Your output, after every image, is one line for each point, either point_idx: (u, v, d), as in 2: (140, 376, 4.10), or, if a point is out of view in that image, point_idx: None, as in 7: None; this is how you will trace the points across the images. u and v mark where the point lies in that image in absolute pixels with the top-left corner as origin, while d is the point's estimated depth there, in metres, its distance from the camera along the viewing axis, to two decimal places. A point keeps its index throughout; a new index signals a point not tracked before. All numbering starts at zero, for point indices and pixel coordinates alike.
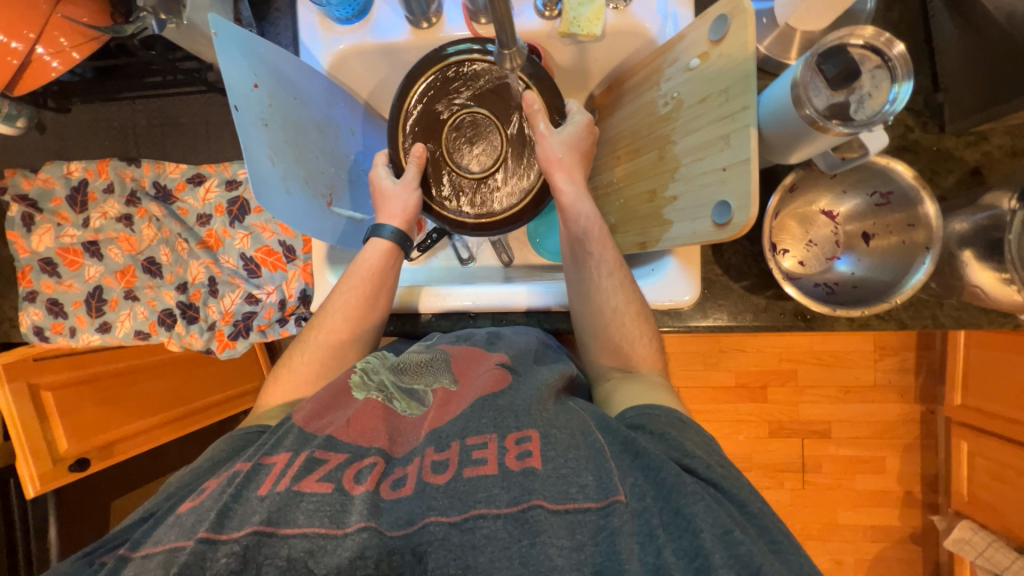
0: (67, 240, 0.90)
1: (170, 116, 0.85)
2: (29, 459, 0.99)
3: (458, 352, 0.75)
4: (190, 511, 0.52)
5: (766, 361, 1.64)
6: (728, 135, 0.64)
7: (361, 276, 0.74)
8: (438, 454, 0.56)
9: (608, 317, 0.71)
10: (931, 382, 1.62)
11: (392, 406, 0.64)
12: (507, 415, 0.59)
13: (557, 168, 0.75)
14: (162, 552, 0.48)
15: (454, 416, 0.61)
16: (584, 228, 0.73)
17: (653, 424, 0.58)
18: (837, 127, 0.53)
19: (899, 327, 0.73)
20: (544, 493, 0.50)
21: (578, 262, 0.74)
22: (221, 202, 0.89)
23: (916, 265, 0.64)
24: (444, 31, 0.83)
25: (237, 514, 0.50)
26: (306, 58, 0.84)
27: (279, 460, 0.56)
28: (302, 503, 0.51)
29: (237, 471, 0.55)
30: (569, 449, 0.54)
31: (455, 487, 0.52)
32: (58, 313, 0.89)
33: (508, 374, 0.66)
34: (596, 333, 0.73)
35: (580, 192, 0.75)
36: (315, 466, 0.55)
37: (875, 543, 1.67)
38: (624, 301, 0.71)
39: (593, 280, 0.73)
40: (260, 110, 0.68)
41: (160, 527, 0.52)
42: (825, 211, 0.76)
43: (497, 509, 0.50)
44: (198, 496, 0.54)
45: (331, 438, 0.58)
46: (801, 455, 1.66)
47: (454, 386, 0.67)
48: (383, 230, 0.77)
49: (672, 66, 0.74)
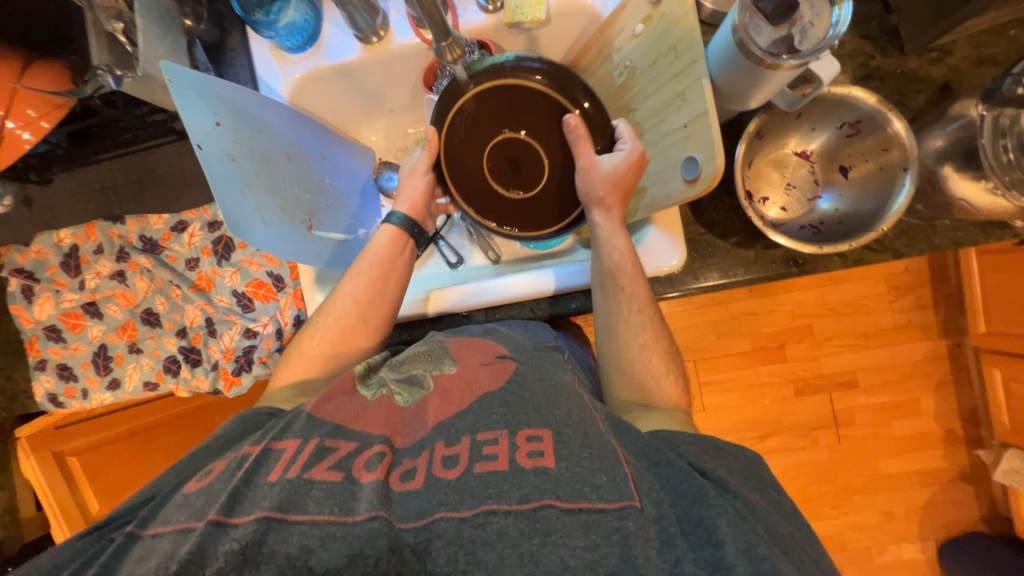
0: (67, 304, 0.93)
1: (147, 169, 0.87)
2: (64, 524, 1.05)
3: (457, 340, 0.70)
4: (201, 492, 0.51)
5: (779, 321, 1.61)
6: (684, 92, 0.64)
7: (370, 262, 0.75)
8: (449, 448, 0.51)
9: (635, 352, 0.70)
10: (953, 314, 1.58)
11: (394, 400, 0.61)
12: (517, 411, 0.54)
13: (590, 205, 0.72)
14: (173, 533, 0.47)
15: (464, 408, 0.56)
16: (618, 263, 0.71)
17: (686, 449, 0.54)
18: (788, 61, 0.52)
19: (895, 257, 0.72)
20: (558, 492, 0.46)
21: (608, 294, 0.72)
22: (206, 244, 0.90)
23: (897, 189, 0.63)
24: (394, 43, 0.85)
25: (247, 499, 0.48)
26: (267, 92, 0.86)
27: (289, 446, 0.53)
28: (313, 490, 0.48)
29: (247, 454, 0.53)
30: (583, 448, 0.50)
31: (466, 482, 0.47)
32: (68, 377, 0.92)
33: (511, 365, 0.62)
34: (621, 367, 0.70)
35: (619, 230, 0.72)
36: (325, 454, 0.52)
37: (923, 488, 1.62)
38: (652, 338, 0.70)
39: (622, 315, 0.71)
40: (225, 147, 0.70)
41: (167, 505, 0.52)
42: (797, 151, 0.75)
43: (508, 505, 0.45)
44: (205, 478, 0.53)
45: (340, 425, 0.56)
46: (831, 409, 1.62)
47: (452, 369, 0.63)
48: (390, 216, 0.78)
49: (620, 35, 0.74)
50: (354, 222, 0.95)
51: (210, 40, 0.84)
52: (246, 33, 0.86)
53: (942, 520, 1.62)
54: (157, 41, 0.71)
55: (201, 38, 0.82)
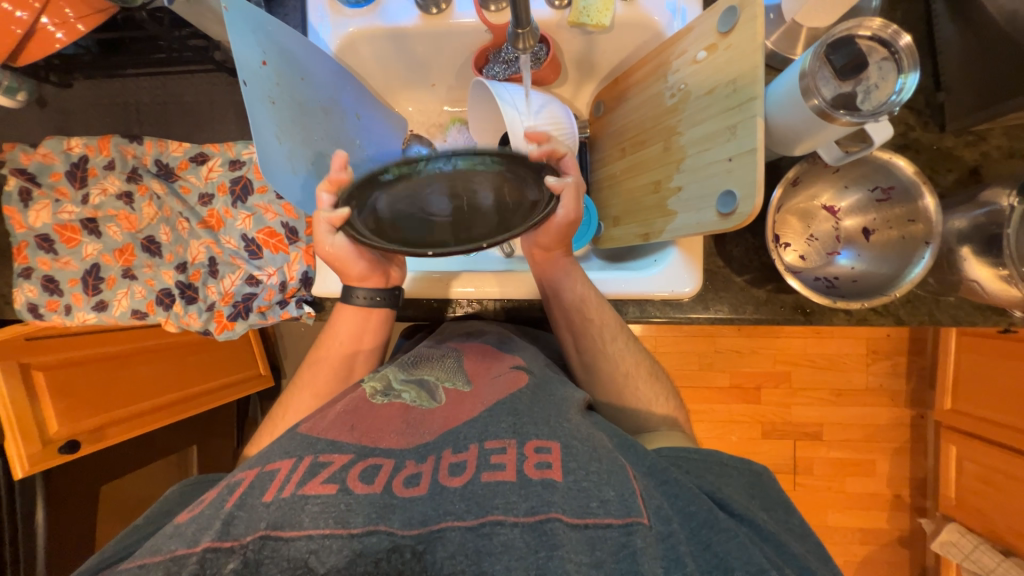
0: (65, 216, 0.89)
1: (174, 93, 0.85)
2: (19, 439, 0.97)
3: (472, 348, 0.69)
4: (190, 522, 0.45)
5: (763, 364, 1.65)
6: (734, 127, 0.65)
7: (331, 359, 0.74)
8: (456, 455, 0.50)
9: (620, 380, 0.73)
10: (922, 387, 1.64)
11: (403, 400, 0.59)
12: (528, 420, 0.54)
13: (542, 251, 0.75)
14: (164, 562, 0.42)
15: (472, 417, 0.55)
16: (582, 297, 0.74)
17: (693, 464, 0.56)
18: (845, 116, 0.53)
19: (896, 323, 0.75)
20: (565, 507, 0.46)
21: (579, 330, 0.74)
22: (223, 182, 0.87)
23: (915, 259, 0.65)
24: (454, 18, 0.83)
25: (241, 522, 0.44)
26: (314, 40, 0.83)
27: (283, 466, 0.49)
28: (307, 505, 0.45)
29: (240, 480, 0.49)
30: (591, 463, 0.50)
31: (472, 490, 0.46)
32: (53, 291, 0.88)
33: (525, 376, 0.62)
34: (611, 398, 0.73)
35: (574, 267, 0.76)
36: (319, 469, 0.48)
37: (863, 546, 1.69)
38: (630, 362, 0.74)
39: (600, 347, 0.74)
40: (267, 88, 0.68)
41: (155, 538, 0.45)
42: (826, 206, 0.77)
43: (515, 517, 0.44)
44: (197, 507, 0.48)
45: (333, 440, 0.52)
46: (793, 457, 1.67)
47: (466, 387, 0.61)
48: (350, 299, 0.75)
49: (680, 58, 0.75)
50: None
51: None
52: None
53: None
54: None
55: None
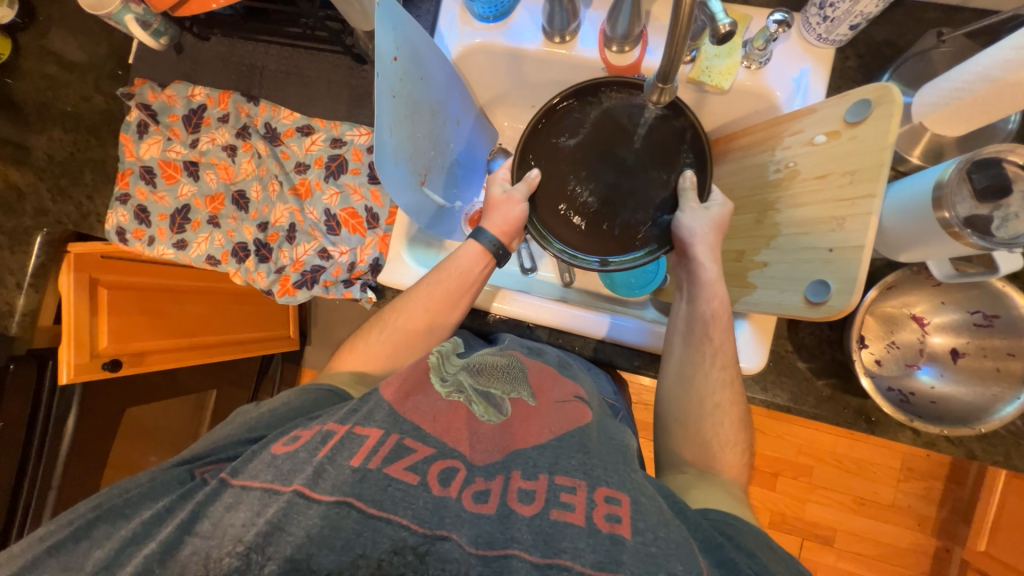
0: (172, 154, 0.95)
1: (298, 67, 0.91)
2: (71, 346, 1.00)
3: (534, 366, 0.70)
4: (287, 457, 0.49)
5: (786, 452, 1.58)
6: (843, 218, 0.63)
7: (450, 274, 0.73)
8: (526, 481, 0.49)
9: (706, 409, 0.64)
10: (953, 519, 1.52)
11: (471, 409, 0.59)
12: (598, 464, 0.51)
13: (698, 241, 0.69)
14: (259, 490, 0.46)
15: (540, 443, 0.55)
16: (714, 312, 0.68)
17: (741, 537, 0.49)
18: (974, 239, 0.51)
19: (967, 456, 0.70)
20: (632, 569, 0.41)
21: (692, 342, 0.68)
22: (321, 156, 0.90)
23: (1010, 398, 0.62)
24: (575, 51, 0.85)
25: (328, 477, 0.46)
26: (438, 43, 0.87)
27: (371, 434, 0.51)
28: (390, 488, 0.46)
29: (332, 432, 0.52)
30: (662, 526, 0.44)
31: (540, 523, 0.45)
32: (143, 220, 0.94)
33: (589, 411, 0.61)
34: (683, 420, 0.65)
35: (720, 276, 0.69)
36: (405, 453, 0.50)
37: None
38: (728, 400, 0.64)
39: (703, 367, 0.66)
40: (393, 82, 0.70)
41: (255, 462, 0.50)
42: (916, 316, 0.73)
43: (582, 566, 0.41)
44: (293, 443, 0.52)
45: (418, 427, 0.53)
46: (799, 557, 1.57)
47: (532, 403, 0.62)
48: (480, 235, 0.75)
49: (794, 136, 0.73)
50: (456, 192, 0.95)
51: None
52: None
53: None
54: None
55: None
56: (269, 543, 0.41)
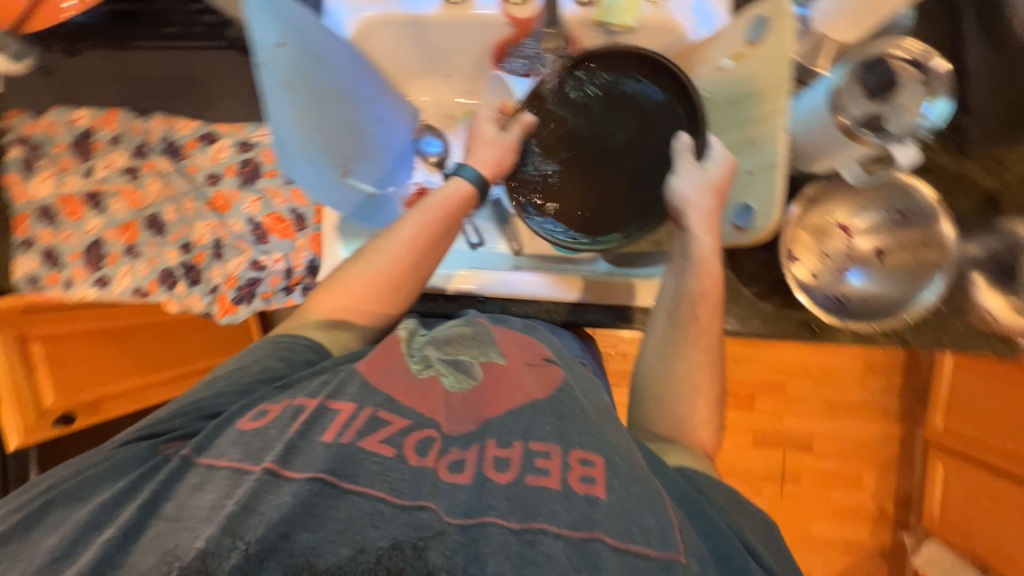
0: (68, 188, 0.87)
1: (186, 69, 0.84)
2: (14, 411, 0.96)
3: (500, 331, 0.67)
4: (255, 434, 0.47)
5: (759, 373, 1.65)
6: (756, 139, 0.64)
7: (434, 210, 0.65)
8: (501, 449, 0.47)
9: (683, 393, 0.59)
10: (914, 404, 1.65)
11: (441, 381, 0.55)
12: (571, 427, 0.50)
13: (689, 209, 0.62)
14: (226, 471, 0.45)
15: (514, 408, 0.52)
16: (703, 288, 0.61)
17: (713, 495, 0.51)
18: (870, 137, 0.53)
19: (901, 344, 0.74)
20: (608, 527, 0.42)
21: (677, 321, 0.61)
22: (232, 163, 0.85)
23: (924, 286, 0.67)
24: (476, 9, 0.82)
25: (300, 455, 0.45)
26: (331, 23, 0.82)
27: (344, 408, 0.49)
28: (365, 461, 0.45)
29: (302, 407, 0.49)
30: (635, 484, 0.45)
31: (517, 490, 0.44)
32: (54, 263, 0.88)
33: (560, 372, 0.58)
34: (659, 400, 0.60)
35: (715, 249, 0.62)
36: (379, 426, 0.48)
37: (843, 556, 1.71)
38: (706, 383, 0.60)
39: (683, 349, 0.61)
40: (281, 70, 0.66)
41: (222, 438, 0.48)
42: (841, 224, 0.74)
43: (558, 527, 0.41)
44: (259, 418, 0.49)
45: (393, 399, 0.51)
46: (781, 466, 1.68)
47: (502, 360, 0.59)
48: (467, 170, 0.68)
49: (705, 65, 0.73)
50: (387, 178, 0.92)
51: None
52: None
53: None
54: None
55: None
56: (240, 527, 0.39)
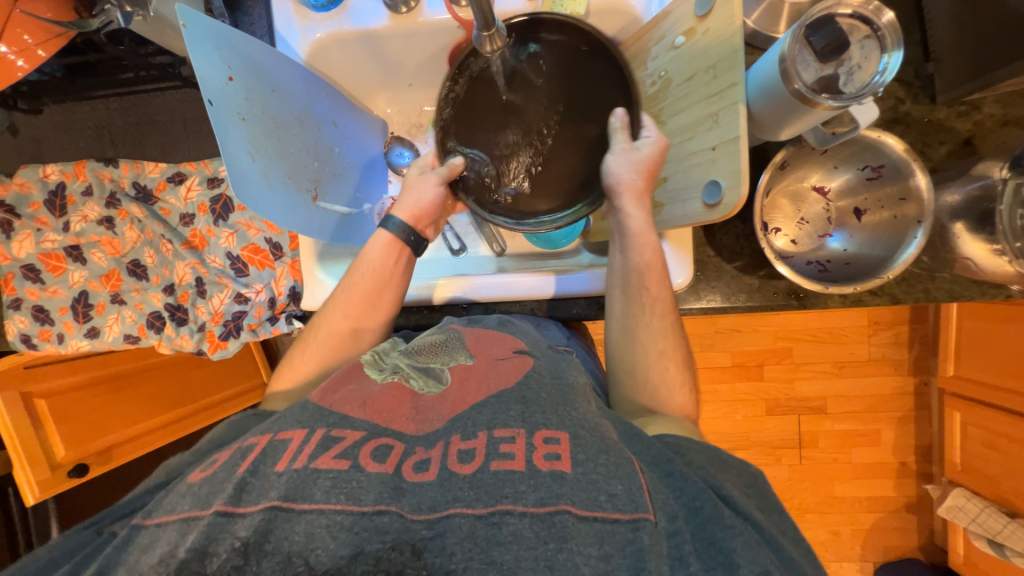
0: (48, 245, 0.89)
1: (145, 113, 0.83)
2: (27, 467, 0.98)
3: (473, 333, 0.69)
4: (204, 482, 0.47)
5: (764, 342, 1.64)
6: (716, 114, 0.63)
7: (362, 274, 0.70)
8: (466, 441, 0.48)
9: (650, 359, 0.62)
10: (924, 355, 1.63)
11: (409, 385, 0.57)
12: (536, 408, 0.51)
13: (620, 189, 0.66)
14: (178, 521, 0.43)
15: (479, 401, 0.52)
16: (647, 261, 0.65)
17: (691, 454, 0.51)
18: (827, 101, 0.52)
19: (892, 303, 0.74)
20: (574, 498, 0.43)
21: (629, 297, 0.66)
22: (203, 201, 0.87)
23: (908, 239, 0.64)
24: (424, 16, 0.81)
25: (254, 489, 0.44)
26: (283, 48, 0.81)
27: (295, 436, 0.48)
28: (319, 479, 0.44)
29: (251, 445, 0.49)
30: (601, 454, 0.46)
31: (482, 478, 0.44)
32: (44, 320, 0.89)
33: (529, 360, 0.59)
34: (631, 376, 0.63)
35: (647, 224, 0.66)
36: (331, 444, 0.47)
37: (870, 514, 1.70)
38: (670, 347, 0.63)
39: (642, 319, 0.64)
40: (236, 104, 0.65)
41: (169, 496, 0.47)
42: (816, 187, 0.76)
43: (524, 506, 0.42)
44: (209, 467, 0.49)
45: (346, 415, 0.50)
46: (797, 431, 1.67)
47: (470, 361, 0.61)
48: (388, 222, 0.72)
49: (659, 44, 0.72)
50: (359, 196, 0.92)
51: None
52: None
53: (883, 544, 1.70)
54: None
55: None
56: (207, 555, 0.40)
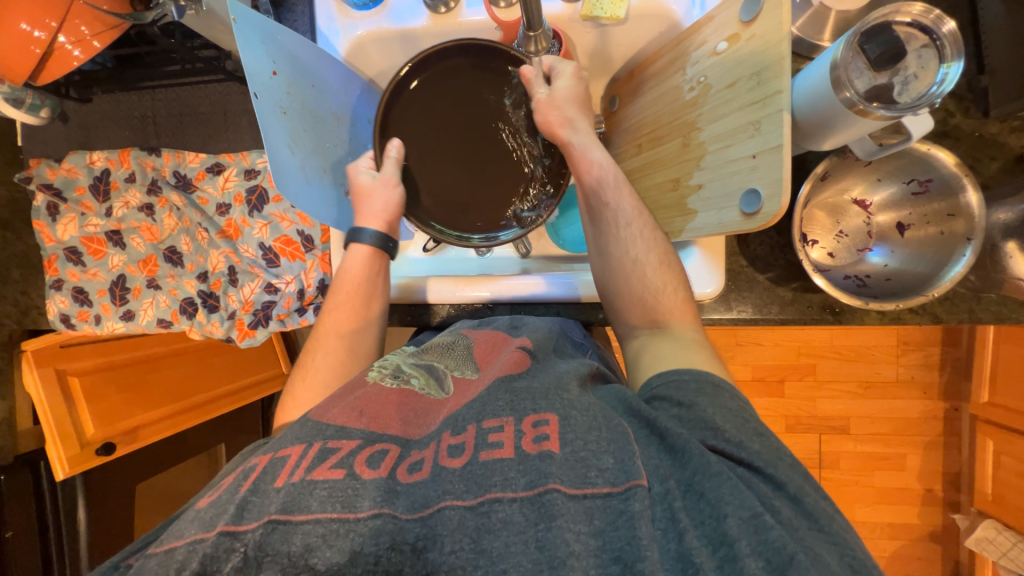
0: (91, 229, 0.92)
1: (189, 105, 0.86)
2: (59, 442, 0.99)
3: (483, 336, 0.69)
4: (211, 504, 0.44)
5: (786, 358, 1.60)
6: (759, 121, 0.61)
7: (345, 291, 0.69)
8: (455, 437, 0.48)
9: (628, 266, 0.67)
10: (957, 378, 1.57)
11: (410, 384, 0.57)
12: (524, 395, 0.51)
13: (562, 126, 0.73)
14: (184, 547, 0.40)
15: (471, 398, 0.53)
16: (597, 177, 0.70)
17: (681, 394, 0.52)
18: (881, 110, 0.50)
19: (934, 322, 0.71)
20: (562, 477, 0.43)
21: (594, 215, 0.71)
22: (239, 191, 0.88)
23: (956, 257, 0.62)
24: (462, 16, 0.81)
25: (254, 507, 0.42)
26: (324, 45, 0.83)
27: (292, 451, 0.47)
28: (315, 491, 0.43)
29: (254, 466, 0.47)
30: (590, 432, 0.47)
31: (471, 470, 0.44)
32: (83, 301, 0.92)
33: (528, 358, 0.59)
34: (619, 288, 0.67)
35: (592, 143, 0.72)
36: (327, 456, 0.46)
37: (892, 540, 1.63)
38: (646, 249, 0.67)
39: (610, 232, 0.69)
40: (279, 98, 0.67)
41: (177, 523, 0.44)
42: (857, 200, 0.74)
43: (513, 492, 0.43)
44: (214, 492, 0.46)
45: (342, 426, 0.49)
46: (818, 450, 1.63)
47: (473, 377, 0.59)
48: (360, 236, 0.71)
49: (699, 49, 0.71)
50: None
51: None
52: None
53: (903, 573, 1.64)
54: None
55: None
56: (219, 557, 0.40)
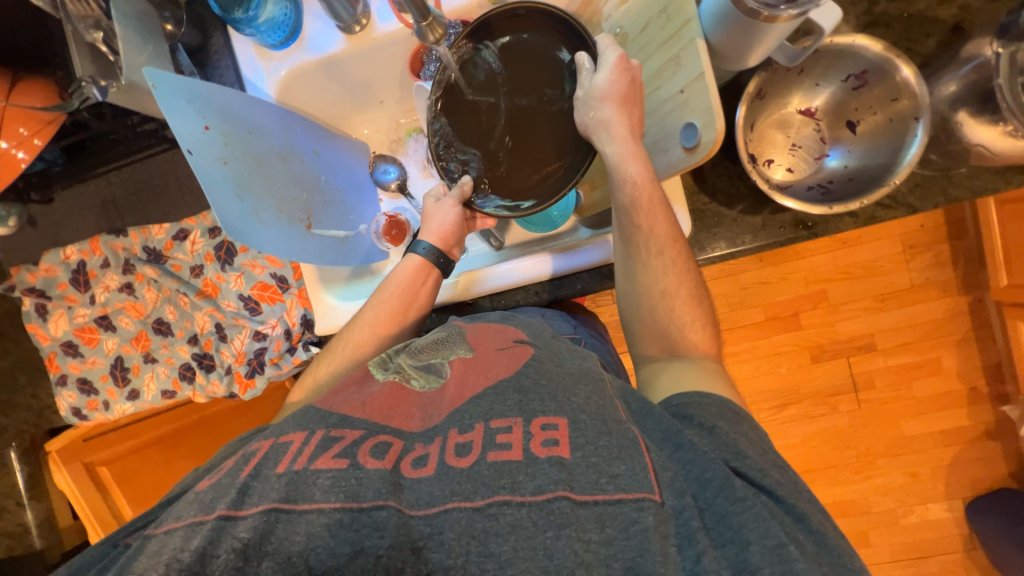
0: (80, 319, 0.94)
1: (144, 181, 0.89)
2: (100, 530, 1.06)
3: (474, 327, 0.69)
4: (211, 486, 0.46)
5: (795, 290, 1.57)
6: (677, 56, 0.61)
7: (390, 291, 0.74)
8: (462, 435, 0.48)
9: (655, 299, 0.65)
10: (972, 269, 1.52)
11: (410, 385, 0.58)
12: (534, 396, 0.50)
13: (596, 130, 0.64)
14: (182, 528, 0.42)
15: (476, 395, 0.53)
16: (631, 197, 0.64)
17: (703, 415, 0.51)
18: (786, 11, 0.51)
19: (911, 212, 0.69)
20: (573, 483, 0.43)
21: (624, 236, 0.66)
22: (208, 251, 0.91)
23: (910, 139, 0.60)
24: (377, 31, 0.83)
25: (255, 492, 0.44)
26: (254, 92, 0.85)
27: (296, 438, 0.49)
28: (318, 479, 0.45)
29: (256, 449, 0.50)
30: (601, 436, 0.46)
31: (479, 470, 0.44)
32: (89, 390, 0.94)
33: (531, 349, 0.59)
34: (640, 316, 0.66)
35: (632, 152, 0.63)
36: (331, 444, 0.48)
37: (948, 448, 1.58)
38: (674, 282, 0.64)
39: (640, 258, 0.65)
40: (216, 150, 0.68)
41: (176, 506, 0.46)
42: (802, 110, 0.73)
43: (522, 497, 0.42)
44: (215, 475, 0.49)
45: (345, 415, 0.52)
46: (849, 374, 1.59)
47: (470, 353, 0.61)
48: (417, 247, 0.76)
49: (608, 4, 0.72)
50: (355, 218, 0.94)
51: (192, 43, 0.84)
52: (228, 32, 0.85)
53: (969, 478, 1.57)
54: (140, 47, 0.71)
55: (183, 42, 0.83)
56: (209, 553, 0.40)
